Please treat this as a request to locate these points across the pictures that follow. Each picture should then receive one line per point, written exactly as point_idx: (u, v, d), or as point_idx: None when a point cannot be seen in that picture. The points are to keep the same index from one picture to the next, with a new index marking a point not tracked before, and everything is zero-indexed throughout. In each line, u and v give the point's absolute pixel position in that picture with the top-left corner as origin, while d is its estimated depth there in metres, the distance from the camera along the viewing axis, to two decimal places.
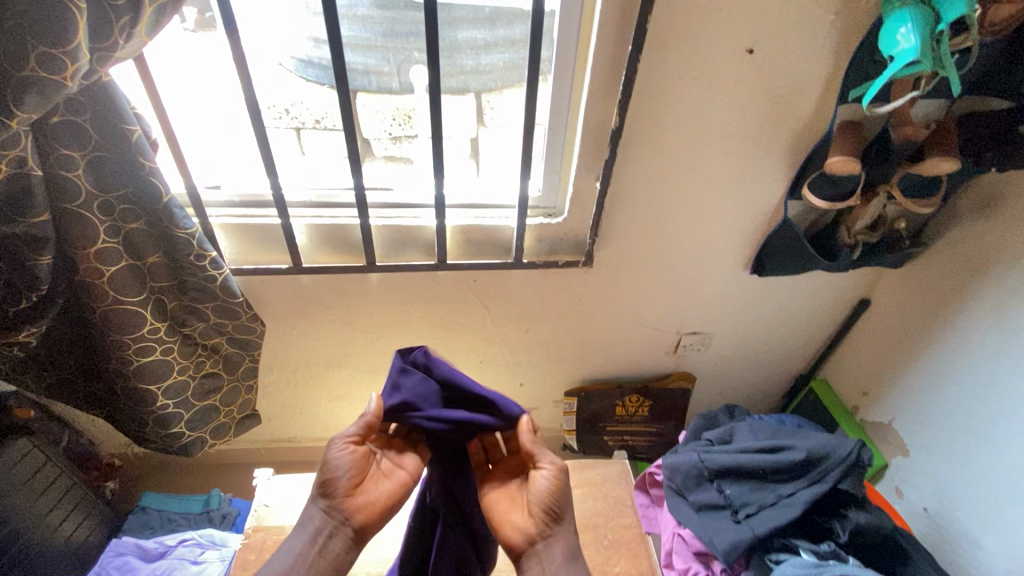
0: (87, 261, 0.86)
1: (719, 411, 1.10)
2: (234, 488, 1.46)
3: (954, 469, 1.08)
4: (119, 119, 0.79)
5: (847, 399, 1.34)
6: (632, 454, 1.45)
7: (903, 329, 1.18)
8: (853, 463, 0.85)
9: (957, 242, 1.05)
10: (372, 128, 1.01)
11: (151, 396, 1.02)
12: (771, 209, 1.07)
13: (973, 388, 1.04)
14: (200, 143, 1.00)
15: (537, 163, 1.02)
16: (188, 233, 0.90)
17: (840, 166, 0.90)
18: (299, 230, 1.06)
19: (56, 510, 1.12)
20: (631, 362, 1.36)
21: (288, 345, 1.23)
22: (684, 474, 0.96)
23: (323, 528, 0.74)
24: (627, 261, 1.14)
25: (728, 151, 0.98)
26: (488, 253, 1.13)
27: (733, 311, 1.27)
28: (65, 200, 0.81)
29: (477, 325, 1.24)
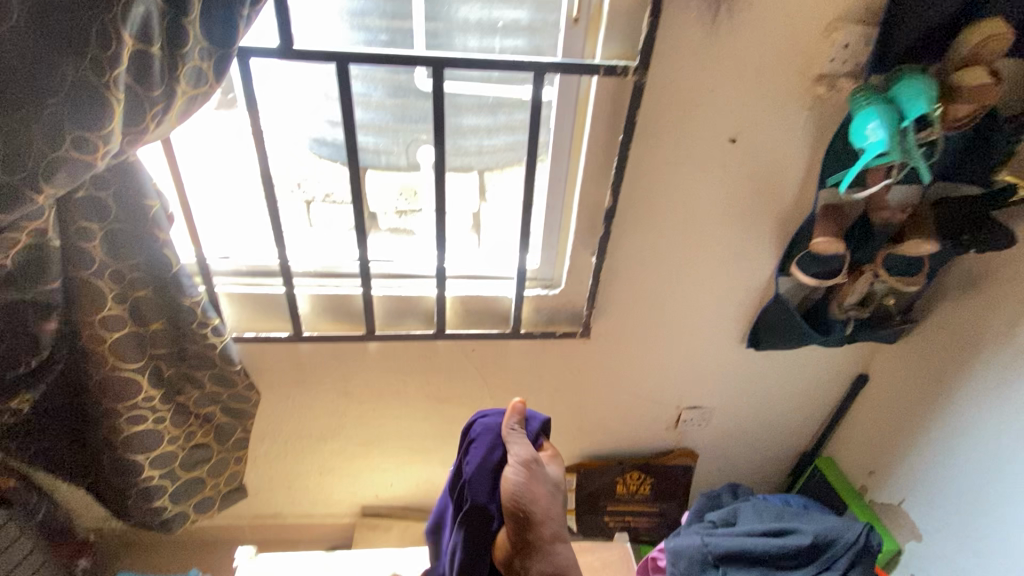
0: (91, 327, 0.88)
1: (722, 490, 1.06)
2: (211, 569, 1.37)
3: (974, 556, 1.03)
4: (140, 195, 0.84)
5: (854, 479, 1.30)
6: (635, 535, 1.38)
7: (903, 406, 1.17)
8: (861, 548, 0.82)
9: (947, 320, 1.07)
10: (380, 202, 1.06)
11: (136, 466, 0.99)
12: (763, 285, 1.10)
13: (980, 468, 1.02)
14: (212, 215, 1.04)
15: (536, 238, 1.07)
16: (193, 300, 0.93)
17: (824, 247, 0.94)
18: (303, 298, 1.08)
19: None
20: (630, 436, 1.33)
21: (282, 415, 1.21)
22: (688, 559, 0.89)
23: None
24: (624, 333, 1.15)
25: (717, 230, 1.03)
26: (486, 323, 1.14)
27: (732, 384, 1.26)
28: (79, 268, 0.85)
29: (476, 396, 1.23)
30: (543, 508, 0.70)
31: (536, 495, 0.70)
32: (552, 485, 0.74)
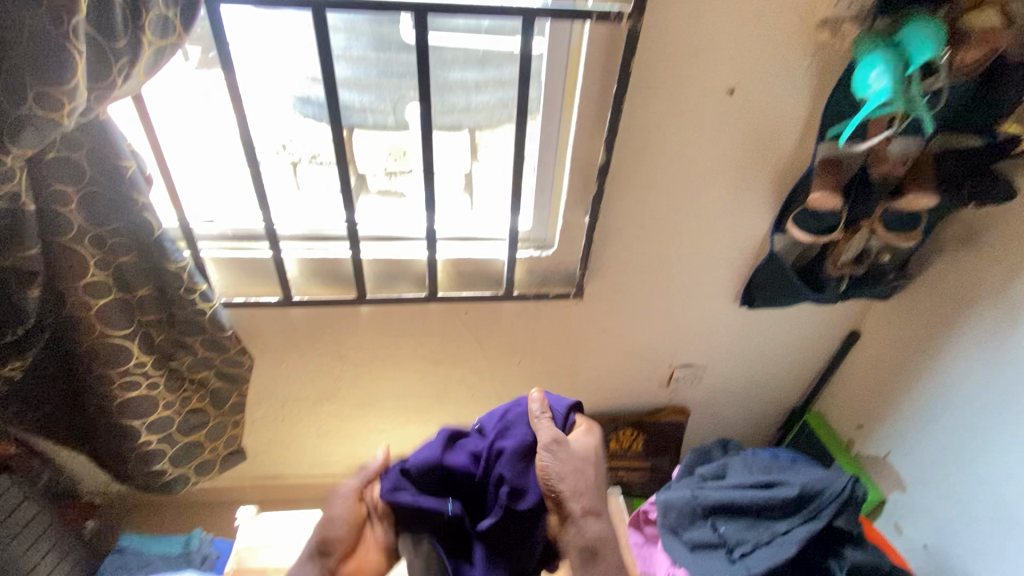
0: (75, 294, 0.86)
1: (713, 445, 1.08)
2: (215, 528, 1.40)
3: (956, 504, 1.06)
4: (115, 156, 0.81)
5: (842, 433, 1.33)
6: (627, 489, 1.42)
7: (894, 361, 1.18)
8: (847, 499, 0.82)
9: (942, 276, 1.07)
10: (368, 163, 1.03)
11: (133, 432, 1.00)
12: (758, 243, 1.09)
13: (966, 421, 1.04)
14: (193, 177, 1.01)
15: (528, 197, 1.04)
16: (178, 266, 0.91)
17: (819, 201, 0.92)
18: (291, 262, 1.06)
19: (31, 551, 1.08)
20: (624, 395, 1.35)
21: (277, 379, 1.22)
22: (678, 511, 0.92)
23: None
24: (618, 294, 1.14)
25: (713, 186, 1.00)
26: (478, 285, 1.13)
27: (725, 343, 1.27)
28: (57, 233, 0.82)
29: (470, 358, 1.23)
30: (572, 485, 0.70)
31: (565, 472, 0.69)
32: (584, 461, 0.73)
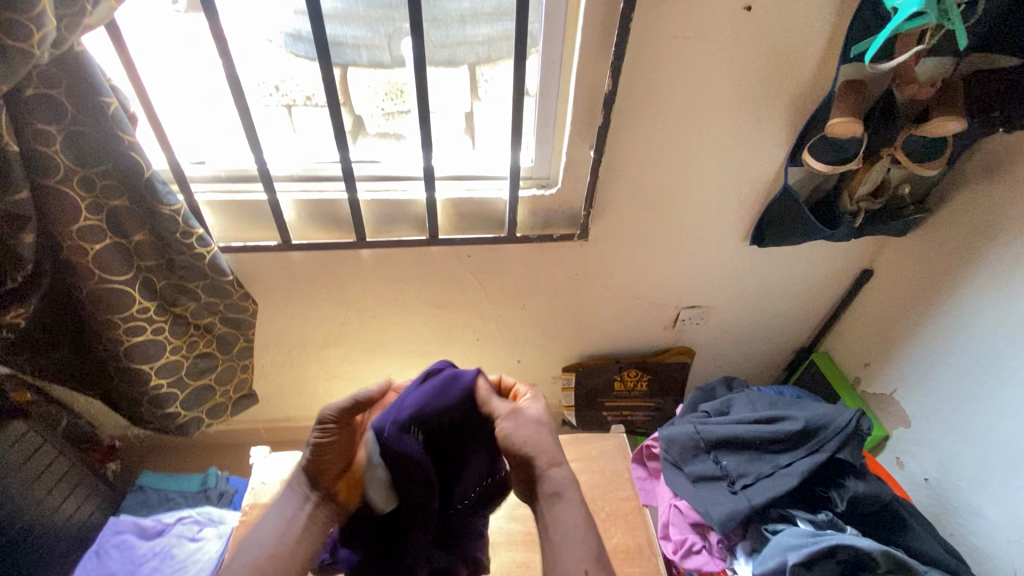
0: (70, 239, 0.85)
1: (717, 384, 1.08)
2: (231, 468, 1.45)
3: (961, 438, 1.05)
4: (94, 91, 0.77)
5: (848, 371, 1.33)
6: (631, 428, 1.44)
7: (906, 300, 1.16)
8: (852, 432, 0.82)
9: (962, 209, 1.02)
10: (364, 104, 0.98)
11: (144, 376, 1.01)
12: (771, 176, 1.04)
13: (977, 355, 1.02)
14: (181, 119, 0.97)
15: (530, 133, 0.99)
16: (173, 209, 0.89)
17: (840, 128, 0.87)
18: (287, 205, 1.03)
19: (57, 489, 1.13)
20: (629, 337, 1.34)
21: (282, 325, 1.22)
22: (680, 446, 0.93)
23: (308, 505, 0.68)
24: (623, 233, 1.11)
25: (725, 116, 0.95)
26: (480, 227, 1.11)
27: (733, 283, 1.24)
28: (45, 175, 0.80)
29: (474, 302, 1.22)
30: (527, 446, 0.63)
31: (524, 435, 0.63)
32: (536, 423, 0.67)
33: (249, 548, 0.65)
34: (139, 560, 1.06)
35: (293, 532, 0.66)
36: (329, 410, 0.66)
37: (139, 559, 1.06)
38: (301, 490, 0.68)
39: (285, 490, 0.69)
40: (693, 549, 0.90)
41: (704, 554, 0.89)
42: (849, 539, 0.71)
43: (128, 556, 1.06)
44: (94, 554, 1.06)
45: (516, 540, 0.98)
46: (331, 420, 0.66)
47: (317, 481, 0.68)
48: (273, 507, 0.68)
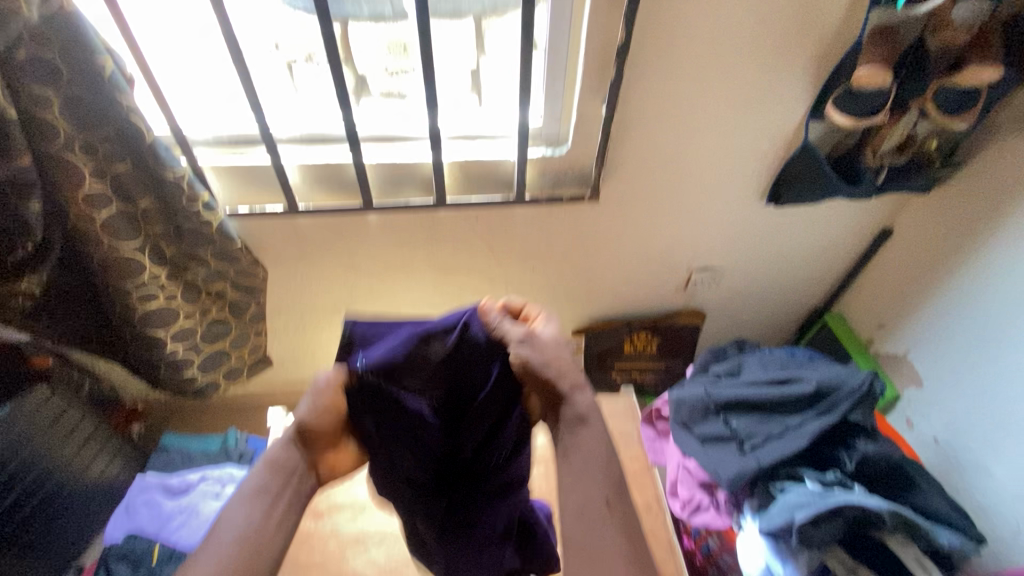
0: (77, 206, 0.85)
1: (728, 346, 1.08)
2: (249, 429, 1.49)
3: (973, 399, 1.04)
4: (88, 50, 0.75)
5: (861, 332, 1.31)
6: (640, 390, 1.45)
7: (925, 259, 1.13)
8: (863, 393, 0.82)
9: (991, 164, 0.98)
10: (365, 60, 0.94)
11: (159, 341, 1.02)
12: (790, 132, 1.00)
13: (995, 316, 1.00)
14: (179, 83, 0.94)
15: (539, 90, 0.95)
16: (177, 174, 0.88)
17: (867, 79, 0.83)
18: (292, 169, 1.02)
19: (84, 449, 1.18)
20: (639, 300, 1.34)
21: (293, 290, 1.23)
22: (690, 407, 0.92)
23: (299, 481, 0.57)
24: (634, 193, 1.08)
25: (744, 68, 0.90)
26: (488, 189, 1.08)
27: (746, 243, 1.22)
28: (45, 141, 0.78)
29: (483, 265, 1.21)
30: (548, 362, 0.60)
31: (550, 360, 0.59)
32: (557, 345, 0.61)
33: (225, 526, 0.52)
34: (167, 517, 1.10)
35: (278, 509, 0.54)
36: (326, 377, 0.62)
37: (167, 516, 1.11)
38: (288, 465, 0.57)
39: (263, 463, 0.57)
40: (700, 506, 0.92)
41: (710, 510, 0.91)
42: (856, 497, 0.71)
43: (156, 513, 1.11)
44: (123, 510, 1.12)
45: None
46: (328, 386, 0.62)
47: (308, 448, 0.60)
48: (247, 480, 0.56)
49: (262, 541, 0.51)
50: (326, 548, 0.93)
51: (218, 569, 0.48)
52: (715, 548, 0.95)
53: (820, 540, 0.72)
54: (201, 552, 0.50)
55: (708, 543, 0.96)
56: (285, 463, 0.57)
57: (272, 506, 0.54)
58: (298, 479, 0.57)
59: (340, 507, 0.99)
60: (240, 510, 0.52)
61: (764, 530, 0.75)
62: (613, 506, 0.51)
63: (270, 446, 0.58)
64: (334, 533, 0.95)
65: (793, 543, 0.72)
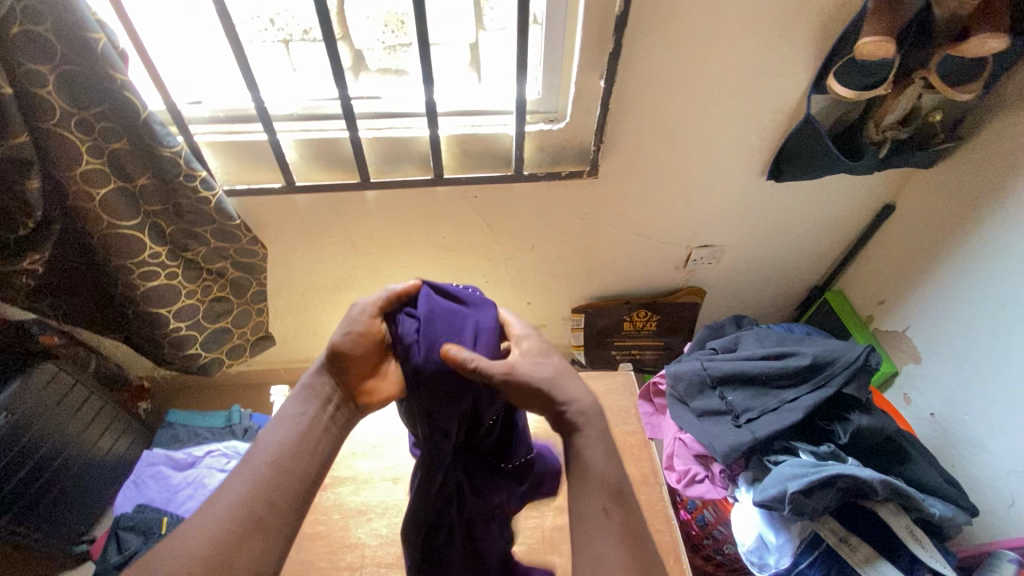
0: (75, 184, 0.85)
1: (726, 322, 1.08)
2: (254, 406, 1.52)
3: (971, 374, 1.04)
4: (80, 26, 0.74)
5: (862, 309, 1.31)
6: (640, 367, 1.46)
7: (927, 234, 1.12)
8: (859, 367, 0.82)
9: (996, 137, 0.96)
10: (364, 37, 0.94)
11: (162, 319, 1.03)
12: (792, 105, 0.98)
13: (995, 291, 0.99)
14: (174, 58, 0.94)
15: (537, 64, 0.94)
16: (173, 151, 0.87)
17: (871, 49, 0.80)
18: (288, 145, 1.01)
19: (93, 425, 1.20)
20: (639, 278, 1.33)
21: (293, 268, 1.23)
22: (687, 381, 0.94)
23: (329, 408, 0.64)
24: (634, 169, 1.07)
25: (745, 39, 0.88)
26: (486, 165, 1.07)
27: (747, 220, 1.21)
28: (40, 118, 0.78)
29: (482, 243, 1.21)
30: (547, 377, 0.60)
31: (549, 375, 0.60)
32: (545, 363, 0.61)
33: (267, 445, 0.61)
34: (174, 489, 1.14)
35: (310, 432, 0.62)
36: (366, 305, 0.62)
37: (174, 488, 1.14)
38: (323, 391, 0.64)
39: (300, 392, 0.65)
40: (696, 478, 0.92)
41: (706, 483, 0.92)
42: (850, 469, 0.72)
43: (164, 485, 1.14)
44: (132, 483, 1.14)
45: None
46: (367, 317, 0.62)
47: (345, 374, 0.63)
48: (288, 404, 0.64)
49: (295, 460, 0.60)
50: (330, 519, 0.96)
51: (259, 482, 0.58)
52: (711, 520, 0.96)
53: (812, 510, 0.73)
54: (246, 466, 0.60)
55: (704, 515, 0.98)
56: (318, 391, 0.64)
57: (304, 431, 0.62)
58: (328, 407, 0.64)
59: (343, 480, 1.01)
60: (277, 433, 0.61)
61: (757, 502, 0.76)
62: (612, 511, 0.57)
63: (306, 375, 0.65)
64: (337, 505, 0.97)
65: (785, 513, 0.74)
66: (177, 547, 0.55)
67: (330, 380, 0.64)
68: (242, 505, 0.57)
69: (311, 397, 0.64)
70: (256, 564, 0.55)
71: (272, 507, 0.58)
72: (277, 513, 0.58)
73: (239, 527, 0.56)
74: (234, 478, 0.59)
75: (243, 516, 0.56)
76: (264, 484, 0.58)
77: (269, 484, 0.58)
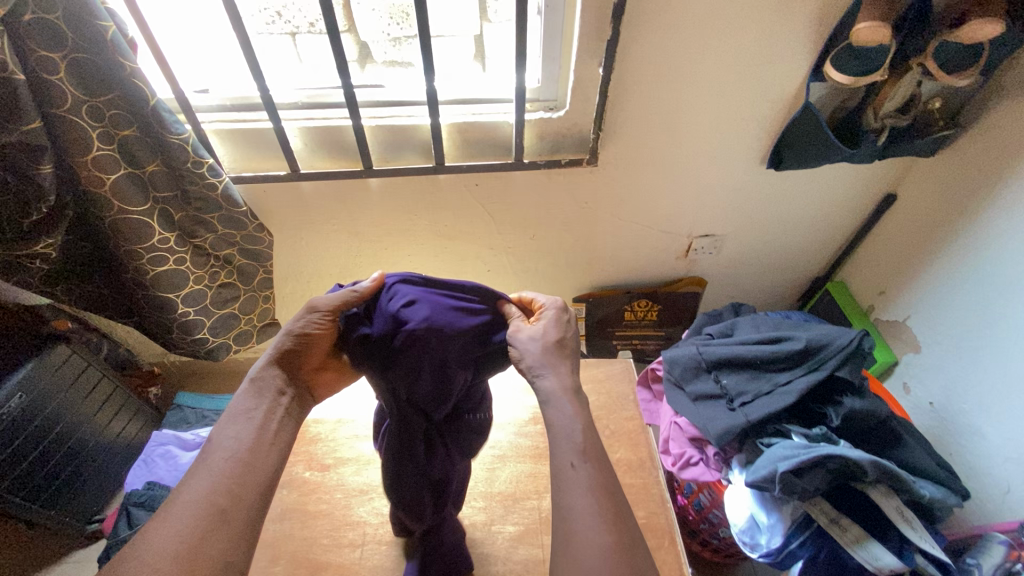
0: (86, 169, 0.87)
1: (724, 309, 1.09)
2: None
3: (970, 362, 1.04)
4: (90, 14, 0.77)
5: (863, 299, 1.31)
6: (641, 357, 1.47)
7: (927, 223, 1.12)
8: (852, 351, 0.83)
9: (996, 124, 0.96)
10: (369, 29, 0.96)
11: (170, 303, 1.06)
12: (792, 92, 0.99)
13: (992, 278, 1.00)
14: (184, 49, 0.96)
15: (536, 52, 0.95)
16: (181, 138, 0.90)
17: (866, 34, 0.82)
18: (292, 133, 1.03)
19: (104, 409, 1.24)
20: (640, 267, 1.34)
21: (299, 256, 1.25)
22: (682, 366, 0.95)
23: (285, 398, 0.63)
24: (634, 157, 1.08)
25: (743, 26, 0.89)
26: (487, 154, 1.09)
27: (748, 210, 1.21)
28: (52, 105, 0.81)
29: (484, 232, 1.23)
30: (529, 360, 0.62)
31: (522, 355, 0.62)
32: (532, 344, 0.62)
33: (220, 442, 0.57)
34: (182, 468, 1.17)
35: (267, 421, 0.60)
36: (321, 303, 0.63)
37: (182, 467, 1.17)
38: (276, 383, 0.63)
39: (246, 387, 0.62)
40: (690, 461, 0.94)
41: (700, 465, 0.93)
42: (840, 450, 0.74)
43: (173, 464, 1.17)
44: (143, 462, 1.18)
45: (524, 454, 1.04)
46: (324, 313, 0.63)
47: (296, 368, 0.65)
48: (236, 402, 0.61)
49: (255, 451, 0.58)
50: (332, 498, 0.98)
51: (219, 476, 0.54)
52: (707, 504, 0.98)
53: (803, 489, 0.74)
54: (200, 464, 0.55)
55: (700, 499, 0.99)
56: (268, 381, 0.62)
57: (260, 419, 0.60)
58: (281, 394, 0.63)
59: (346, 461, 1.03)
60: (234, 428, 0.58)
61: (749, 483, 0.78)
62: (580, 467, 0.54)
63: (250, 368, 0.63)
64: (340, 485, 0.99)
65: (776, 492, 0.75)
66: (133, 562, 0.47)
67: (281, 370, 0.64)
68: (205, 496, 0.52)
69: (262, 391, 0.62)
70: (226, 559, 0.50)
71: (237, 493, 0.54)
72: (241, 505, 0.54)
73: (205, 519, 0.51)
74: (191, 474, 0.54)
75: (210, 505, 0.52)
76: (224, 480, 0.54)
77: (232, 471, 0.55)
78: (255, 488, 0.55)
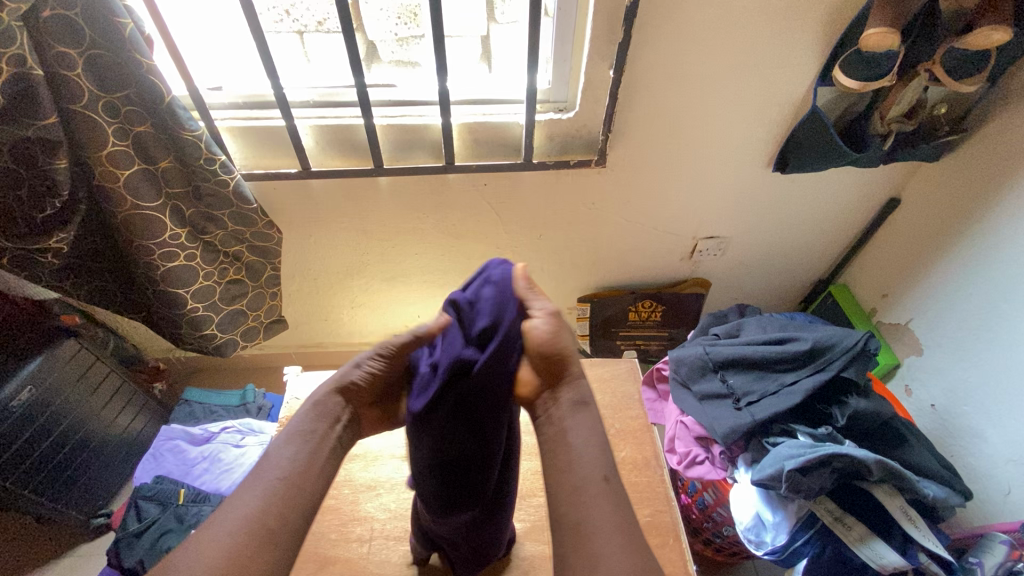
0: (101, 164, 0.88)
1: (729, 310, 1.10)
2: (266, 388, 1.56)
3: (972, 365, 1.05)
4: (108, 11, 0.77)
5: (865, 302, 1.33)
6: (645, 357, 1.48)
7: (930, 227, 1.13)
8: (858, 352, 0.84)
9: (1000, 130, 0.97)
10: (377, 29, 0.97)
11: (179, 299, 1.07)
12: (799, 96, 1.00)
13: (994, 283, 1.01)
14: (198, 47, 0.97)
15: (546, 53, 0.96)
16: (195, 135, 0.90)
17: (875, 39, 0.83)
18: (304, 131, 1.04)
19: (110, 405, 1.24)
20: (645, 268, 1.35)
21: (308, 253, 1.26)
22: (689, 365, 0.97)
23: (339, 425, 0.61)
24: (641, 159, 1.09)
25: (753, 31, 0.90)
26: (496, 154, 1.10)
27: (753, 212, 1.23)
28: (70, 100, 0.81)
29: (491, 231, 1.24)
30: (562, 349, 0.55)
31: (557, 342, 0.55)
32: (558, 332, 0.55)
33: (274, 461, 0.57)
34: (191, 462, 1.18)
35: (322, 450, 0.59)
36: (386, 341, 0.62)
37: (191, 462, 1.18)
38: (333, 410, 0.61)
39: (309, 408, 0.62)
40: (696, 460, 0.95)
41: (706, 464, 0.94)
42: (846, 449, 0.75)
43: (181, 459, 1.18)
44: (151, 456, 1.17)
45: (529, 451, 1.05)
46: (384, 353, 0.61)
47: (353, 398, 0.63)
48: (294, 423, 0.60)
49: (303, 477, 0.56)
50: (341, 493, 0.99)
51: (268, 498, 0.53)
52: (711, 503, 0.99)
53: (809, 488, 0.75)
54: (254, 481, 0.55)
55: (704, 498, 1.00)
56: (331, 409, 0.61)
57: (317, 446, 0.59)
58: (341, 423, 0.62)
59: (354, 457, 1.04)
60: (289, 449, 0.57)
61: (755, 481, 0.79)
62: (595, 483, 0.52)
63: (316, 392, 0.63)
64: (348, 481, 1.00)
65: (782, 491, 0.76)
66: (183, 561, 0.48)
67: (344, 397, 0.63)
68: (254, 514, 0.51)
69: (317, 415, 0.61)
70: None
71: (285, 517, 0.53)
72: (285, 530, 0.52)
73: (251, 541, 0.50)
74: (242, 492, 0.54)
75: (256, 526, 0.51)
76: (274, 500, 0.53)
77: (281, 496, 0.53)
78: (298, 518, 0.53)
